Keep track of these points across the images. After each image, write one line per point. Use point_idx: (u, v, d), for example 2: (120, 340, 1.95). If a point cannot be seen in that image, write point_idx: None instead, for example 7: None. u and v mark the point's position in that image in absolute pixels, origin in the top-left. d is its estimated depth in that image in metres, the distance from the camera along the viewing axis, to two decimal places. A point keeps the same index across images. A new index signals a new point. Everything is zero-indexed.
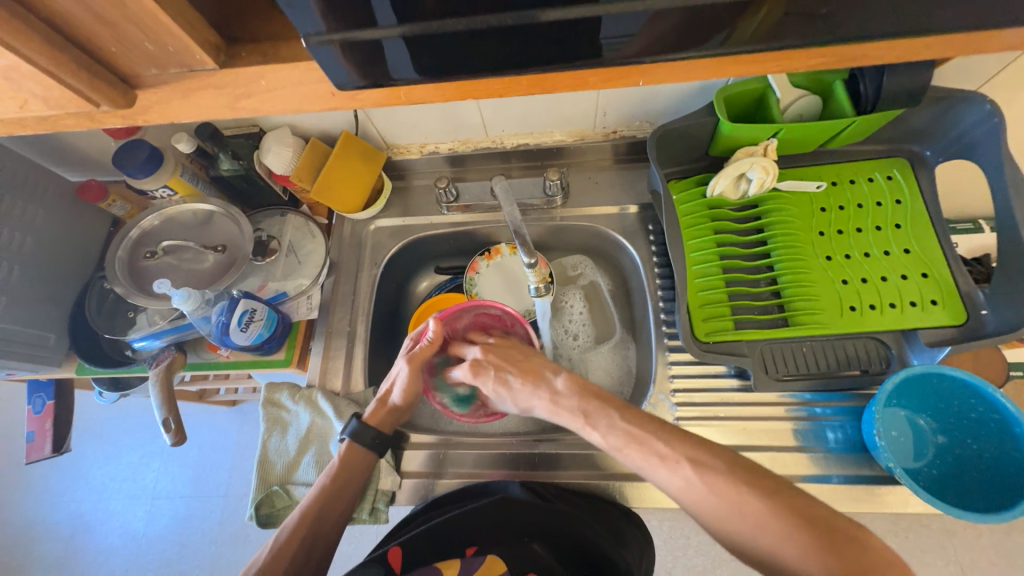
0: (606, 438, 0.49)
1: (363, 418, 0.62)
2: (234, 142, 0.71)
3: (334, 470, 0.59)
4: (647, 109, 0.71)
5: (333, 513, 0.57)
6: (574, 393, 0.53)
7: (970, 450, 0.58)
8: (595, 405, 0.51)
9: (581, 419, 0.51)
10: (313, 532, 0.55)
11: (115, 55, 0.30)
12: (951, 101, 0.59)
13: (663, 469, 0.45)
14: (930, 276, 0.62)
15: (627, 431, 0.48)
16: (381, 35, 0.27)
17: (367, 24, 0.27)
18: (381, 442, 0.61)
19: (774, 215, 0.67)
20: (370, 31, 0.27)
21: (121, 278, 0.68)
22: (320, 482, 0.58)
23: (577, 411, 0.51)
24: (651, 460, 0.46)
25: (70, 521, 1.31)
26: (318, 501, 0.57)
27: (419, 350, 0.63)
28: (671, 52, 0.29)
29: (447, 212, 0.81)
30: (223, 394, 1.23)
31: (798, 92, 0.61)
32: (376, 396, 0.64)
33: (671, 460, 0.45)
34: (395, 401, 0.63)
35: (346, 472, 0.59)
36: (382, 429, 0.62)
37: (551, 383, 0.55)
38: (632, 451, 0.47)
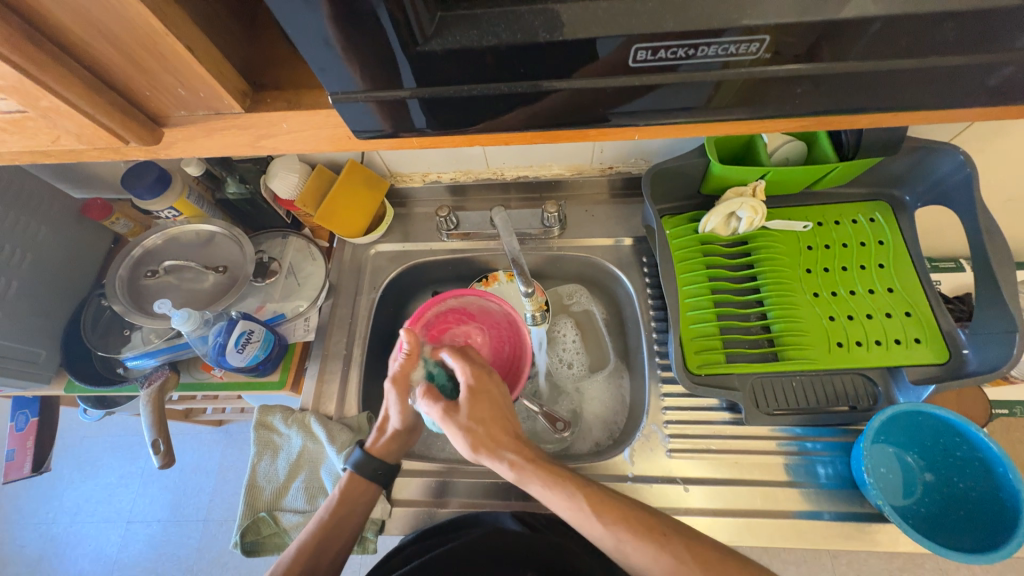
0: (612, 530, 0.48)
1: (366, 446, 0.62)
2: (242, 167, 0.74)
3: (334, 503, 0.58)
4: (642, 148, 0.74)
5: (332, 548, 0.56)
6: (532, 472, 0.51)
7: (958, 489, 0.58)
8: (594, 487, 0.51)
9: (540, 485, 0.50)
10: (310, 569, 0.54)
11: (147, 97, 0.32)
12: (928, 151, 0.63)
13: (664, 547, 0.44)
14: (912, 315, 0.64)
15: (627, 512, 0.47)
16: (404, 96, 0.29)
17: (393, 84, 0.29)
18: (383, 473, 0.60)
19: (763, 252, 0.70)
20: (389, 92, 0.29)
21: (120, 296, 0.68)
22: (320, 514, 0.58)
23: (548, 476, 0.50)
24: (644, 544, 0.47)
25: (39, 544, 1.25)
26: (315, 536, 0.56)
27: (400, 367, 0.58)
28: (666, 113, 0.31)
29: (447, 239, 0.83)
30: (209, 414, 1.21)
31: (783, 138, 0.65)
32: (375, 424, 0.63)
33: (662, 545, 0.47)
34: (395, 428, 0.61)
35: (346, 505, 0.58)
36: (388, 458, 0.62)
37: (513, 445, 0.53)
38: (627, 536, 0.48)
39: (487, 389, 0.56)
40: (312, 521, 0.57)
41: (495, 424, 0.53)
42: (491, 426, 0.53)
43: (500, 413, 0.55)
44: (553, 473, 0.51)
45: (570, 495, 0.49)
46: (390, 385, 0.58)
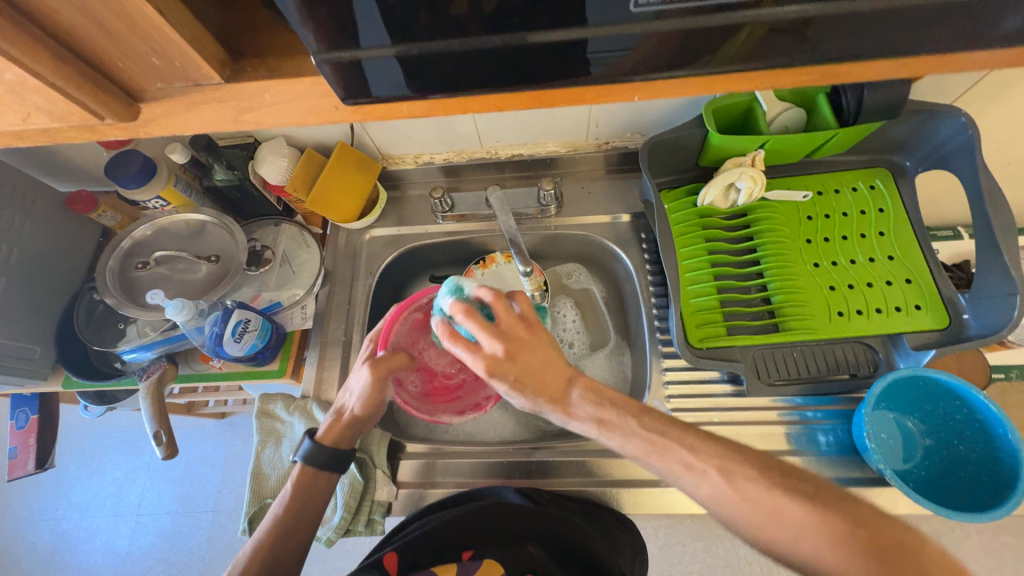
0: (627, 449, 0.46)
1: (316, 437, 0.59)
2: (229, 153, 0.71)
3: (288, 497, 0.57)
4: (638, 120, 0.73)
5: (291, 541, 0.55)
6: (591, 401, 0.47)
7: (957, 450, 0.59)
8: (610, 415, 0.47)
9: (596, 427, 0.47)
10: (269, 564, 0.53)
11: (119, 68, 0.30)
12: (930, 114, 0.62)
13: (690, 478, 0.43)
14: (913, 281, 0.64)
15: (647, 439, 0.45)
16: (362, 55, 0.28)
17: (352, 43, 0.28)
18: (337, 459, 0.59)
19: (763, 223, 0.69)
20: (352, 51, 0.28)
21: (112, 288, 0.67)
22: (274, 509, 0.56)
23: (593, 420, 0.47)
24: (675, 469, 0.44)
25: (50, 540, 1.26)
26: (271, 533, 0.55)
27: (386, 355, 0.58)
28: (662, 69, 0.31)
29: (442, 221, 0.82)
30: (212, 406, 1.21)
31: (784, 104, 0.64)
32: (331, 410, 0.60)
33: (696, 469, 0.43)
34: (353, 416, 0.59)
35: (301, 499, 0.57)
36: (341, 444, 0.60)
37: (566, 394, 0.48)
38: (653, 461, 0.45)
39: (526, 352, 0.47)
40: (269, 518, 0.56)
41: (546, 381, 0.47)
42: (540, 382, 0.47)
43: (549, 370, 0.48)
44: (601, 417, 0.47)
45: (618, 435, 0.46)
46: (369, 368, 0.57)
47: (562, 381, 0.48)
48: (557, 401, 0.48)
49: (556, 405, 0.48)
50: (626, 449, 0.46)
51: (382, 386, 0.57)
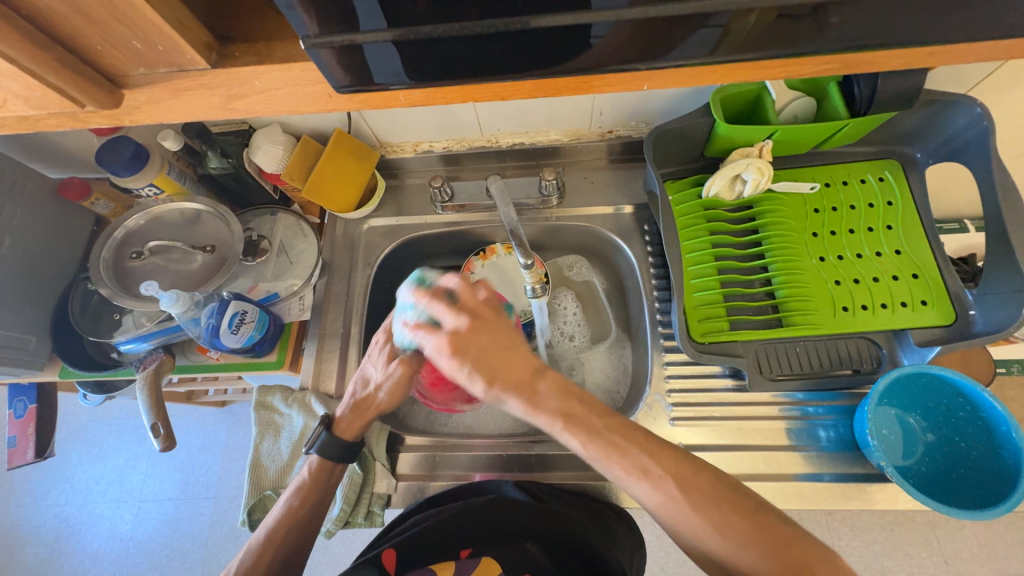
0: (587, 448, 0.44)
1: (333, 428, 0.60)
2: (223, 140, 0.70)
3: (301, 485, 0.57)
4: (643, 108, 0.71)
5: (301, 531, 0.55)
6: (556, 394, 0.46)
7: (958, 448, 0.59)
8: (577, 409, 0.46)
9: (559, 423, 0.45)
10: (281, 556, 0.53)
11: (100, 52, 0.29)
12: (944, 104, 0.60)
13: (644, 484, 0.43)
14: (919, 276, 0.63)
15: (608, 441, 0.44)
16: (363, 40, 0.27)
17: (352, 27, 0.26)
18: (349, 453, 0.59)
19: (769, 216, 0.68)
20: (353, 36, 0.27)
21: (106, 279, 0.65)
22: (287, 500, 0.56)
23: (558, 414, 0.45)
24: (632, 473, 0.44)
25: (54, 525, 1.28)
26: (282, 523, 0.54)
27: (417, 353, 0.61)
28: (673, 57, 0.29)
29: (442, 211, 0.80)
30: (212, 395, 1.21)
31: (795, 94, 0.62)
32: (348, 398, 0.61)
33: (656, 477, 0.43)
34: (377, 409, 0.60)
35: (315, 490, 0.57)
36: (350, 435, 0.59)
37: (529, 384, 0.46)
38: (613, 463, 0.44)
39: (485, 333, 0.46)
40: (280, 507, 0.56)
41: (505, 367, 0.46)
42: (502, 369, 0.45)
43: (508, 355, 0.46)
44: (564, 410, 0.45)
45: (579, 432, 0.45)
46: (401, 365, 0.59)
47: (526, 373, 0.46)
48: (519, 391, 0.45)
49: (518, 395, 0.45)
50: (590, 449, 0.44)
51: (405, 379, 0.59)
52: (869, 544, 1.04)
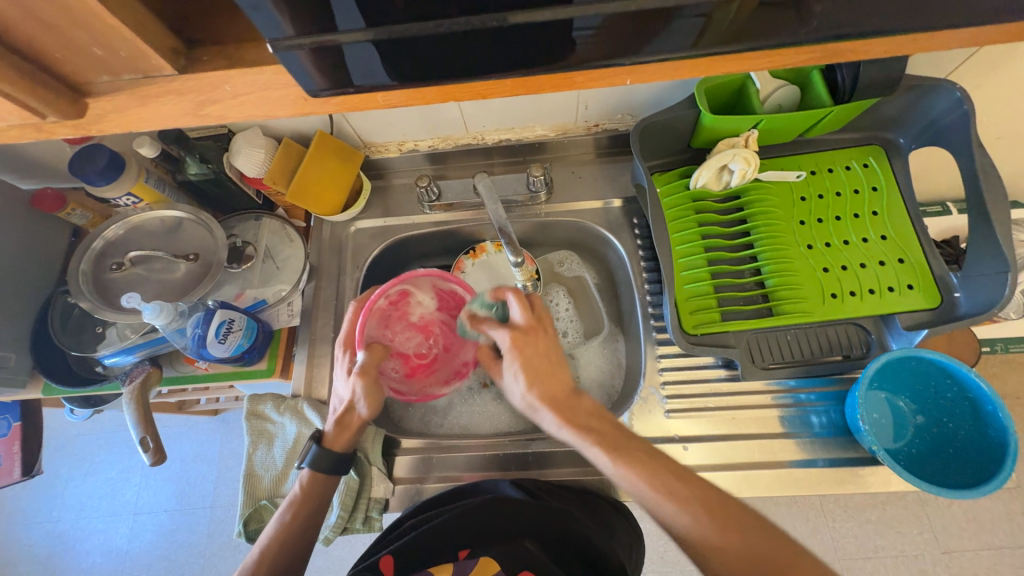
0: (616, 467, 0.47)
1: (325, 441, 0.58)
2: (201, 145, 0.69)
3: (294, 501, 0.56)
4: (628, 101, 0.70)
5: (293, 550, 0.54)
6: (591, 411, 0.51)
7: (947, 428, 0.60)
8: (607, 431, 0.50)
9: (593, 440, 0.49)
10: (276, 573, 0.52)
11: (59, 60, 0.27)
12: (925, 89, 0.60)
13: (669, 506, 0.44)
14: (906, 261, 0.63)
15: (638, 461, 0.47)
16: (342, 40, 0.26)
17: (329, 28, 0.26)
18: (342, 467, 0.58)
19: (756, 206, 0.68)
20: (331, 36, 0.26)
21: (86, 292, 0.64)
22: (280, 515, 0.56)
23: (583, 430, 0.49)
24: (661, 495, 0.45)
25: (47, 542, 1.26)
26: (274, 541, 0.54)
27: (368, 359, 0.57)
28: (654, 51, 0.29)
29: (430, 210, 0.79)
30: (204, 404, 1.19)
31: (778, 83, 0.61)
32: (334, 413, 0.59)
33: (682, 500, 0.44)
34: (361, 417, 0.58)
35: (306, 506, 0.56)
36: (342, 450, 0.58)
37: (570, 402, 0.51)
38: (639, 482, 0.46)
39: (541, 339, 0.53)
40: (271, 525, 0.55)
41: (549, 377, 0.52)
42: (546, 378, 0.51)
43: (554, 371, 0.52)
44: (596, 428, 0.50)
45: (609, 450, 0.48)
46: (359, 376, 0.56)
47: (565, 389, 0.52)
48: (555, 404, 0.51)
49: (553, 405, 0.51)
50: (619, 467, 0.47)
51: (376, 386, 0.57)
52: (863, 524, 1.06)
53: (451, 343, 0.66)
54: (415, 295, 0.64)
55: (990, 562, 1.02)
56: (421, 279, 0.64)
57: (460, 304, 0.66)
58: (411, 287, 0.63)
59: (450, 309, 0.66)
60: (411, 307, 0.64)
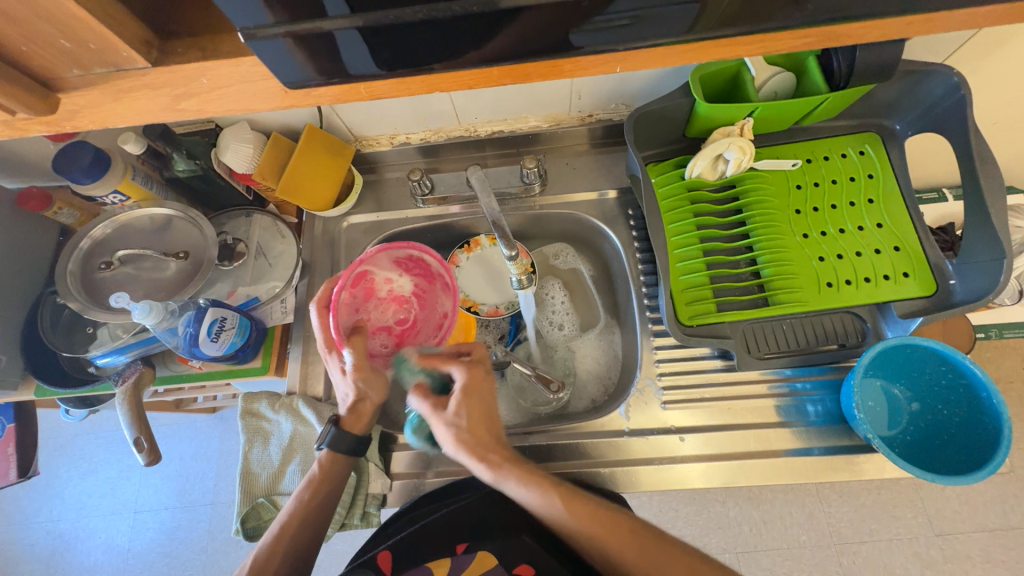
0: (577, 518, 0.48)
1: (343, 426, 0.58)
2: (188, 141, 0.67)
3: (315, 477, 0.56)
4: (622, 90, 0.70)
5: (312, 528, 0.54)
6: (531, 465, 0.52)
7: (941, 415, 0.60)
8: (543, 478, 0.50)
9: (547, 489, 0.49)
10: (293, 550, 0.52)
11: (27, 54, 0.27)
12: (921, 74, 0.59)
13: (642, 556, 0.46)
14: (901, 249, 0.63)
15: (609, 517, 0.48)
16: (331, 27, 0.25)
17: (317, 13, 0.25)
18: (360, 447, 0.58)
19: (752, 195, 0.67)
20: (318, 22, 0.25)
21: (75, 292, 0.63)
22: (299, 492, 0.56)
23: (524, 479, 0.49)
24: (632, 552, 0.46)
25: (48, 541, 1.26)
26: (294, 517, 0.54)
27: (355, 354, 0.54)
28: (643, 37, 0.28)
29: (423, 204, 0.78)
30: (201, 402, 1.19)
31: (773, 70, 0.61)
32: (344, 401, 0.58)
33: (630, 530, 0.47)
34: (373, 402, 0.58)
35: (328, 482, 0.56)
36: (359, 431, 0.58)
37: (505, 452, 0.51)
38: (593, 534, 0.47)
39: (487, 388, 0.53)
40: (292, 502, 0.55)
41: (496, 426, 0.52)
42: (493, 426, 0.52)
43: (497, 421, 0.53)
44: (541, 478, 0.50)
45: (564, 498, 0.49)
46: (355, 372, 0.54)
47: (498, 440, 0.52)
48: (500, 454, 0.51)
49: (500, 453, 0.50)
50: (564, 513, 0.48)
51: (374, 373, 0.56)
52: (858, 508, 1.08)
53: (424, 300, 0.64)
54: (373, 275, 0.60)
55: (983, 543, 1.03)
56: (374, 258, 0.59)
57: (420, 263, 0.63)
58: (367, 268, 0.59)
59: (416, 271, 0.64)
60: (373, 285, 0.61)
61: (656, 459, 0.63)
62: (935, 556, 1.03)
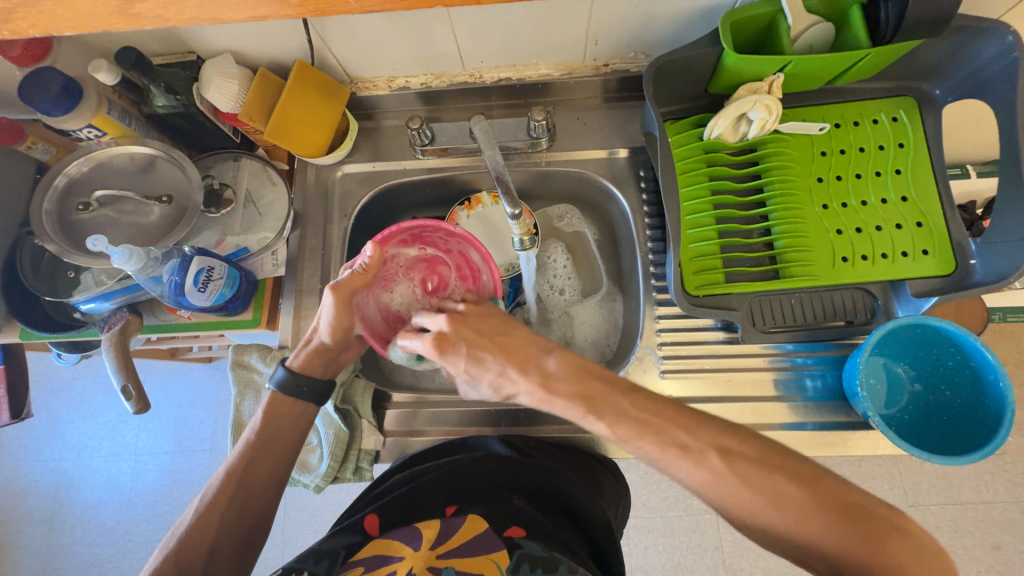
0: (614, 429, 0.43)
1: (291, 365, 0.57)
2: (167, 72, 0.61)
3: (260, 424, 0.55)
4: (642, 37, 0.64)
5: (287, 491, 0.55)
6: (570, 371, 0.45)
7: (944, 396, 0.59)
8: (596, 389, 0.44)
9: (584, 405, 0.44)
10: (265, 514, 0.53)
11: None
12: (973, 31, 0.54)
13: (686, 460, 0.41)
14: (924, 225, 0.60)
15: (631, 423, 0.43)
16: None
17: None
18: (310, 390, 0.56)
19: (773, 160, 0.63)
20: None
21: (52, 234, 0.60)
22: (245, 436, 0.55)
23: (576, 399, 0.44)
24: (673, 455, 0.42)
25: (52, 479, 1.29)
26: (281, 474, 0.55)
27: (347, 278, 0.52)
28: None
29: (422, 155, 0.74)
30: (196, 351, 1.18)
31: (813, 18, 0.55)
32: (303, 338, 0.57)
33: (665, 455, 0.42)
34: (320, 343, 0.56)
35: (276, 429, 0.55)
36: (312, 373, 0.58)
37: (540, 364, 0.46)
38: (647, 445, 0.43)
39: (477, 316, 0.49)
40: (240, 444, 0.54)
41: (511, 348, 0.47)
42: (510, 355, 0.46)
43: (510, 338, 0.47)
44: (582, 389, 0.44)
45: (608, 415, 0.43)
46: (331, 292, 0.52)
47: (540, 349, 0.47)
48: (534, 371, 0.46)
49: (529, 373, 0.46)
50: (623, 439, 0.43)
51: (345, 303, 0.52)
52: None
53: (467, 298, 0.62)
54: (449, 269, 0.63)
55: (954, 515, 1.07)
56: (465, 259, 0.63)
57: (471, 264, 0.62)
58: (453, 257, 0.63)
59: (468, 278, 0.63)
60: (444, 280, 0.63)
61: None
62: None
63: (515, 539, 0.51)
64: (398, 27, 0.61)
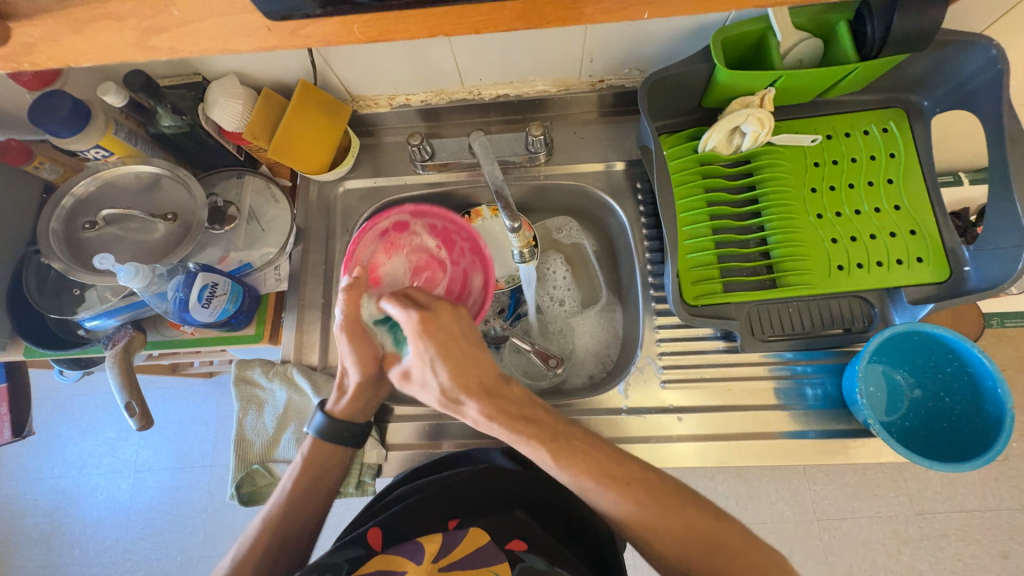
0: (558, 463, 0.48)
1: (329, 410, 0.57)
2: (174, 94, 0.64)
3: (299, 467, 0.56)
4: (636, 54, 0.65)
5: (294, 508, 0.55)
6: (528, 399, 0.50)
7: (944, 403, 0.59)
8: (543, 417, 0.50)
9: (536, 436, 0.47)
10: (269, 532, 0.53)
11: None
12: (957, 46, 0.56)
13: None
14: (917, 233, 0.61)
15: None
16: None
17: None
18: (350, 434, 0.57)
19: (767, 171, 0.65)
20: None
21: (59, 252, 0.61)
22: (285, 483, 0.56)
23: (522, 423, 0.48)
24: None
25: (50, 497, 1.28)
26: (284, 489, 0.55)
27: (343, 307, 0.50)
28: None
29: (422, 170, 0.75)
30: (197, 366, 1.18)
31: (801, 34, 0.57)
32: (335, 384, 0.57)
33: None
34: (356, 382, 0.54)
35: (312, 467, 0.57)
36: (353, 419, 0.58)
37: (498, 386, 0.49)
38: (580, 474, 0.48)
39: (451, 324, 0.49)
40: (278, 491, 0.56)
41: (473, 365, 0.48)
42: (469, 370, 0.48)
43: (476, 355, 0.49)
44: (535, 421, 0.49)
45: (547, 442, 0.48)
46: (338, 330, 0.51)
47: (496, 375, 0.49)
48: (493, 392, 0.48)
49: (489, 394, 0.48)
50: (562, 467, 0.48)
51: (360, 338, 0.52)
52: (843, 487, 1.10)
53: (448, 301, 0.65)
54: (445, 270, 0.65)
55: (961, 522, 1.06)
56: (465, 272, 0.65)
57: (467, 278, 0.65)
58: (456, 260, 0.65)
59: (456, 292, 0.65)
60: (433, 282, 0.64)
61: (651, 438, 0.63)
62: (913, 533, 1.06)
63: (517, 553, 0.50)
64: (399, 48, 0.63)
